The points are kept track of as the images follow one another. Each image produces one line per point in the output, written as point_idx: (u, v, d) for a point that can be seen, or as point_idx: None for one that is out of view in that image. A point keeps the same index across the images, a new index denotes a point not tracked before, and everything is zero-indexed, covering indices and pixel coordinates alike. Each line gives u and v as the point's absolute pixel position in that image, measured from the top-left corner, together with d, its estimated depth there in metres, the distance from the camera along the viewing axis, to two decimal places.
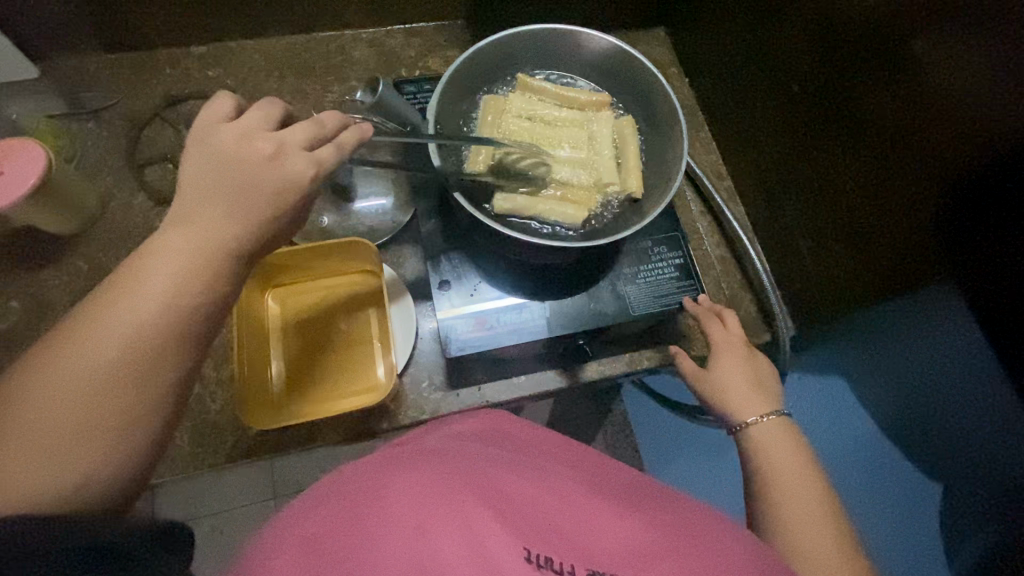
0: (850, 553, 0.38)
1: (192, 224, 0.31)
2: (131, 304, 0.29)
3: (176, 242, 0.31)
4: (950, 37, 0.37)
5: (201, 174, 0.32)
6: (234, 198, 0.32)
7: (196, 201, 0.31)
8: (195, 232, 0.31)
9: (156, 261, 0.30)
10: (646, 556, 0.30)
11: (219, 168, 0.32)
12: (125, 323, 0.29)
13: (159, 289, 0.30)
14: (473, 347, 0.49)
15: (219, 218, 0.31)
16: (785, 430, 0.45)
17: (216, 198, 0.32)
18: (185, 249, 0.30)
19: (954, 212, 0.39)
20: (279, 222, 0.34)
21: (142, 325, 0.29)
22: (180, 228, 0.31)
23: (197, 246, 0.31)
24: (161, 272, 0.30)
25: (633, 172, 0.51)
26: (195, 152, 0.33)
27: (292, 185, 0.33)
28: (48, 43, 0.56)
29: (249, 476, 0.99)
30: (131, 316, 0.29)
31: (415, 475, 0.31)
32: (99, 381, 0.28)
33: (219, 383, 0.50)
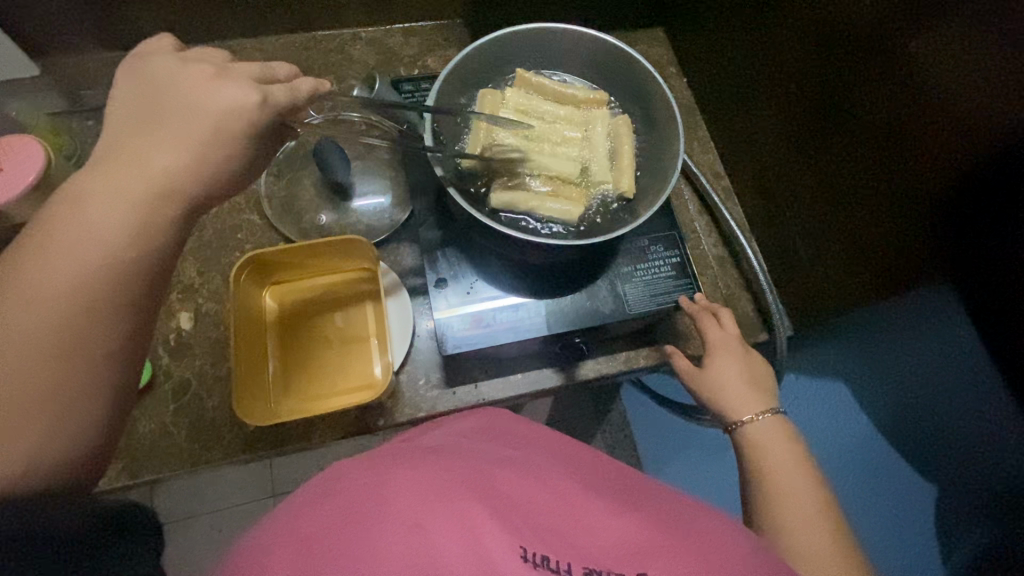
0: (845, 551, 0.38)
1: (122, 177, 0.31)
2: (66, 261, 0.29)
3: (125, 202, 0.31)
4: (945, 36, 0.37)
5: (138, 139, 0.32)
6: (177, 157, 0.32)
7: (148, 163, 0.32)
8: (123, 185, 0.31)
9: (101, 220, 0.30)
10: (642, 552, 0.31)
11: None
12: (62, 280, 0.29)
13: (97, 244, 0.30)
14: (469, 344, 0.49)
15: (155, 171, 0.32)
16: (779, 427, 0.45)
17: (159, 156, 0.32)
18: (123, 205, 0.31)
19: (949, 210, 0.39)
20: None
21: (83, 280, 0.30)
22: (129, 187, 0.31)
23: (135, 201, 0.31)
24: (107, 233, 0.30)
25: (625, 171, 0.51)
26: (133, 117, 0.33)
27: None
28: (48, 42, 0.56)
29: (247, 474, 1.00)
30: (66, 272, 0.29)
31: (413, 472, 0.31)
32: (54, 347, 0.29)
33: (216, 379, 0.50)
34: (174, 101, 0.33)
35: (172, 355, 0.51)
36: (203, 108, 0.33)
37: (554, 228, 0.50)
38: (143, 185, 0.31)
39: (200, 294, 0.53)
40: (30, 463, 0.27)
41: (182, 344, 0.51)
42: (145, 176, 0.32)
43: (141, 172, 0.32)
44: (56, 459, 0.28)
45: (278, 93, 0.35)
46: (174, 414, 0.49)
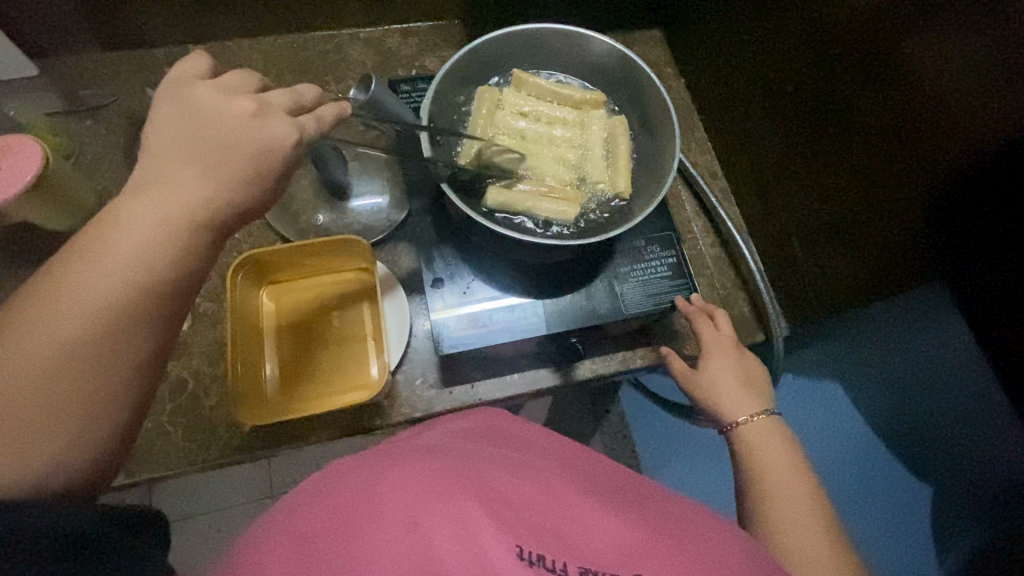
0: (839, 552, 0.38)
1: (157, 200, 0.31)
2: (85, 280, 0.29)
3: (145, 218, 0.30)
4: (943, 36, 0.37)
5: (178, 163, 0.32)
6: (211, 180, 0.32)
7: (171, 179, 0.32)
8: (159, 210, 0.31)
9: (125, 238, 0.30)
10: (637, 553, 0.31)
11: (213, 159, 0.32)
12: (82, 297, 0.29)
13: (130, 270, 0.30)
14: (465, 344, 0.49)
15: (191, 197, 0.31)
16: (774, 427, 0.45)
17: (195, 181, 0.32)
18: (158, 231, 0.31)
19: (947, 211, 0.39)
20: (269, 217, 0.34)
21: (114, 305, 0.29)
22: (152, 203, 0.31)
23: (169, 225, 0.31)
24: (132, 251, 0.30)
25: (621, 172, 0.51)
26: (173, 136, 0.32)
27: (268, 169, 0.33)
28: (47, 42, 0.57)
29: (245, 473, 1.00)
30: (94, 295, 0.29)
31: (410, 471, 0.31)
32: (72, 364, 0.28)
33: (214, 379, 0.50)
34: (175, 100, 0.33)
35: (169, 355, 0.51)
36: (192, 108, 0.33)
37: (550, 228, 0.50)
38: (179, 210, 0.31)
39: (198, 294, 0.53)
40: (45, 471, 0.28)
41: (180, 343, 0.51)
42: (182, 201, 0.31)
43: (177, 195, 0.31)
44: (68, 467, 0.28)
45: (280, 95, 0.36)
46: (171, 415, 0.49)
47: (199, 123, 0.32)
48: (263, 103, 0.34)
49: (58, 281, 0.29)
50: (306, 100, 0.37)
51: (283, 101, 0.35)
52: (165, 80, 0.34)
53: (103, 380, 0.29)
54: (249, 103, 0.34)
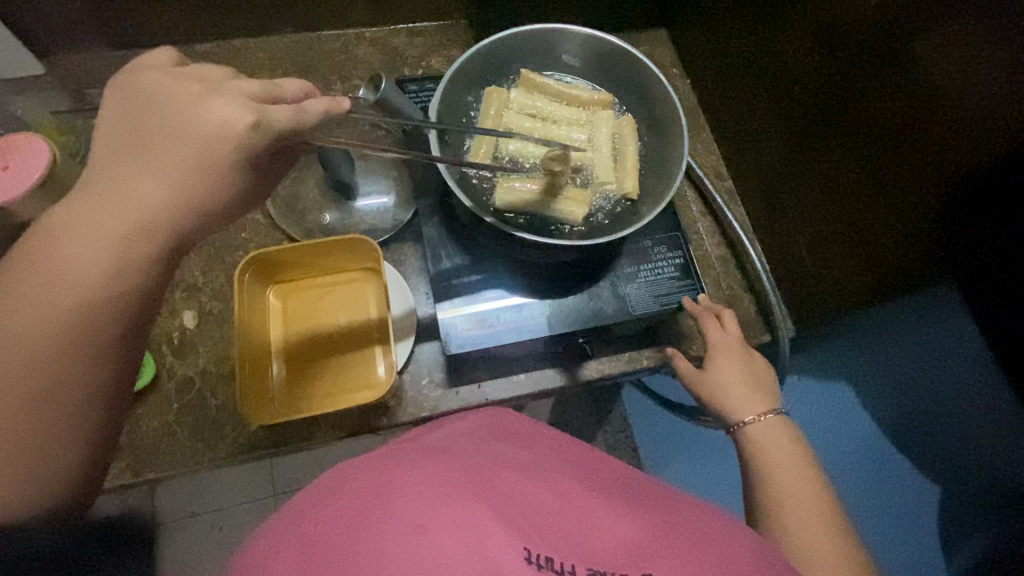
0: (849, 552, 0.38)
1: (104, 206, 0.30)
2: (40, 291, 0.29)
3: (95, 223, 0.29)
4: (948, 38, 0.37)
5: (119, 168, 0.30)
6: (156, 181, 0.30)
7: (122, 179, 0.30)
8: (94, 224, 0.29)
9: (74, 245, 0.29)
10: (646, 554, 0.30)
11: (187, 152, 0.30)
12: (38, 310, 0.29)
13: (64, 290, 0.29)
14: (472, 344, 0.49)
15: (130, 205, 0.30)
16: (781, 427, 0.45)
17: (137, 185, 0.30)
18: (100, 243, 0.29)
19: (953, 211, 0.39)
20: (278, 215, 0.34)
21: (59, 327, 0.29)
22: (101, 207, 0.30)
23: (109, 236, 0.29)
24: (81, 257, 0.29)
25: (629, 172, 0.51)
26: (123, 137, 0.31)
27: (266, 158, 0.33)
28: (54, 39, 0.57)
29: (248, 473, 1.00)
30: (49, 309, 0.29)
31: (417, 474, 0.31)
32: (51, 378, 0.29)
33: (220, 378, 0.50)
34: (136, 94, 0.32)
35: (175, 353, 0.51)
36: (155, 102, 0.31)
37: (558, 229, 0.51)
38: (120, 220, 0.29)
39: (204, 293, 0.53)
40: None
41: (185, 342, 0.51)
42: (121, 209, 0.30)
43: (115, 205, 0.30)
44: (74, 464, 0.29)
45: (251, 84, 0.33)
46: (177, 413, 0.49)
47: (165, 115, 0.31)
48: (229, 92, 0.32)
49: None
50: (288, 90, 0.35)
51: (252, 88, 0.33)
52: (127, 70, 0.33)
53: (56, 400, 0.29)
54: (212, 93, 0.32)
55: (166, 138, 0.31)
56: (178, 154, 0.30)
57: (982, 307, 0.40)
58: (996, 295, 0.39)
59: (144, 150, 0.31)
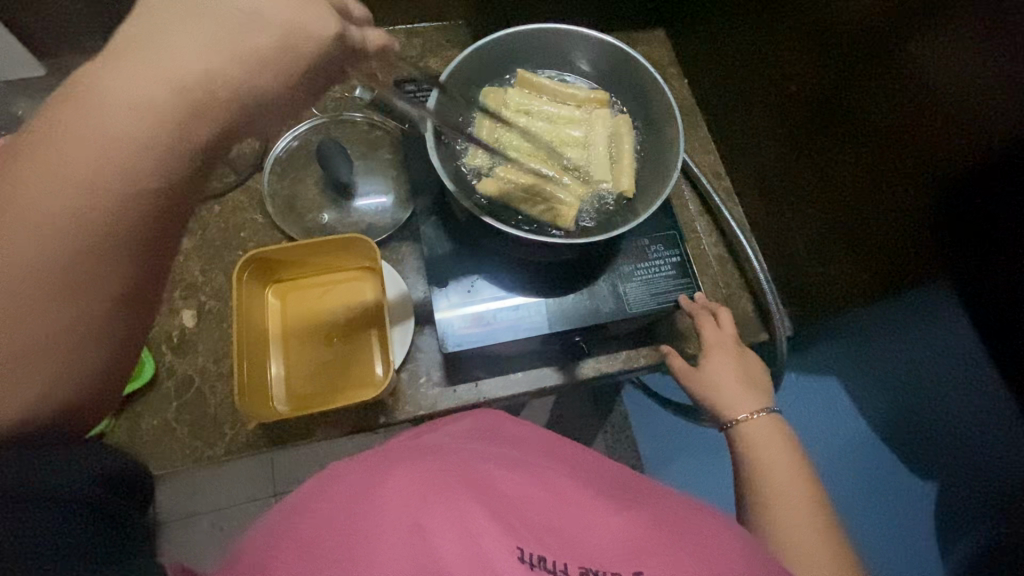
0: (840, 550, 0.38)
1: (145, 70, 0.25)
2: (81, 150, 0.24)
3: (128, 88, 0.25)
4: (943, 38, 0.37)
5: (169, 34, 0.26)
6: (201, 61, 0.26)
7: (168, 42, 0.26)
8: (139, 88, 0.25)
9: (110, 111, 0.25)
10: (638, 550, 0.31)
11: (225, 35, 0.27)
12: (80, 175, 0.24)
13: (81, 175, 0.24)
14: (470, 342, 0.49)
15: (172, 80, 0.26)
16: (776, 425, 0.45)
17: (179, 59, 0.26)
18: (124, 118, 0.25)
19: (947, 210, 0.39)
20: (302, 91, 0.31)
21: (79, 212, 0.24)
22: (142, 67, 0.25)
23: (145, 119, 0.25)
24: (120, 121, 0.25)
25: (625, 170, 0.51)
26: (163, 3, 0.27)
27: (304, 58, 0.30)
28: (55, 42, 0.57)
29: (251, 472, 1.00)
30: (79, 177, 0.24)
31: (414, 472, 0.31)
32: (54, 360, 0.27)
33: (219, 377, 0.51)
34: None
35: (175, 352, 0.51)
36: None
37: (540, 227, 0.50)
38: (164, 83, 0.26)
39: (203, 292, 0.54)
40: None
41: (185, 341, 0.52)
42: (151, 80, 0.25)
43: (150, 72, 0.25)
44: None
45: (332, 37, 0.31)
46: (176, 412, 0.49)
47: None
48: None
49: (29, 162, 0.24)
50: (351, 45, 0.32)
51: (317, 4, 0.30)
52: None
53: None
54: None
55: (228, 20, 0.28)
56: (221, 40, 0.27)
57: (978, 307, 0.40)
58: (990, 296, 0.39)
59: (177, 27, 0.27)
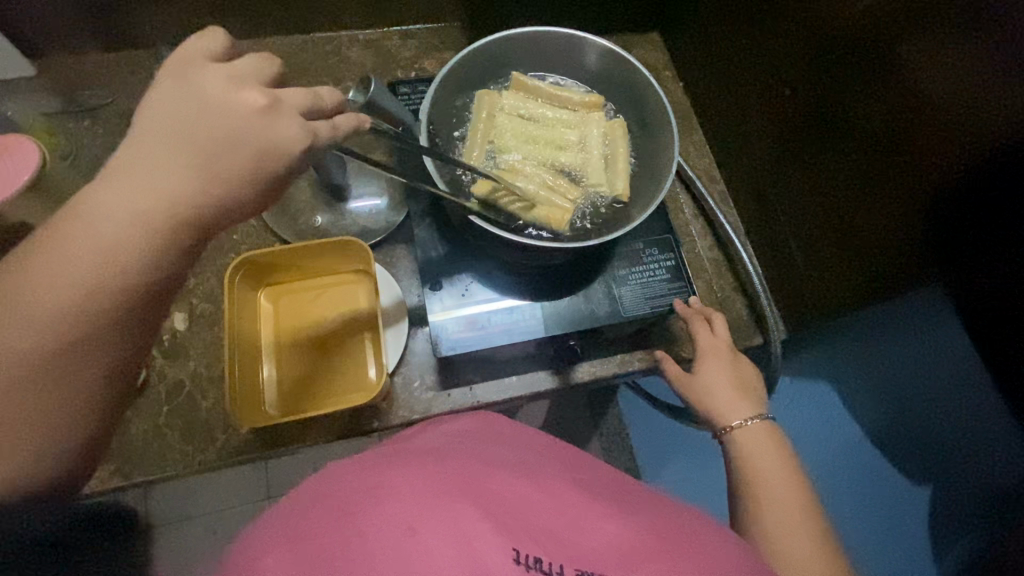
0: (835, 555, 0.38)
1: (127, 194, 0.27)
2: (64, 274, 0.26)
3: (110, 211, 0.27)
4: (937, 42, 0.37)
5: (159, 155, 0.27)
6: (184, 183, 0.27)
7: (157, 162, 0.27)
8: (116, 212, 0.27)
9: (90, 234, 0.26)
10: (633, 556, 0.31)
11: (205, 159, 0.28)
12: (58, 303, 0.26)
13: (38, 315, 0.26)
14: (464, 346, 0.49)
15: (149, 200, 0.27)
16: (770, 431, 0.45)
17: (157, 180, 0.27)
18: (107, 246, 0.27)
19: (940, 214, 0.39)
20: (273, 194, 0.30)
21: (29, 355, 0.26)
22: (126, 189, 0.27)
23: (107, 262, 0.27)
24: (101, 248, 0.26)
25: (620, 174, 0.51)
26: (160, 122, 0.28)
27: (281, 167, 0.29)
28: (45, 42, 0.56)
29: (245, 475, 1.00)
30: (58, 303, 0.26)
31: (407, 476, 0.31)
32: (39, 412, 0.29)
33: (211, 381, 0.50)
34: (193, 104, 0.28)
35: (165, 356, 0.51)
36: (201, 105, 0.28)
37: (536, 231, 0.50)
38: (141, 209, 0.27)
39: (195, 295, 0.53)
40: (38, 471, 0.28)
41: (176, 345, 0.51)
42: (137, 201, 0.27)
43: (116, 213, 0.27)
44: (59, 464, 0.28)
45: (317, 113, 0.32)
46: (168, 416, 0.49)
47: (201, 106, 0.28)
48: (274, 97, 0.29)
49: (21, 281, 0.26)
50: (326, 104, 0.32)
51: (299, 95, 0.31)
52: (177, 52, 0.29)
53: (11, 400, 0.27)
54: (259, 94, 0.29)
55: (210, 139, 0.28)
56: (201, 173, 0.28)
57: (972, 308, 0.40)
58: (984, 298, 0.39)
59: (161, 149, 0.27)
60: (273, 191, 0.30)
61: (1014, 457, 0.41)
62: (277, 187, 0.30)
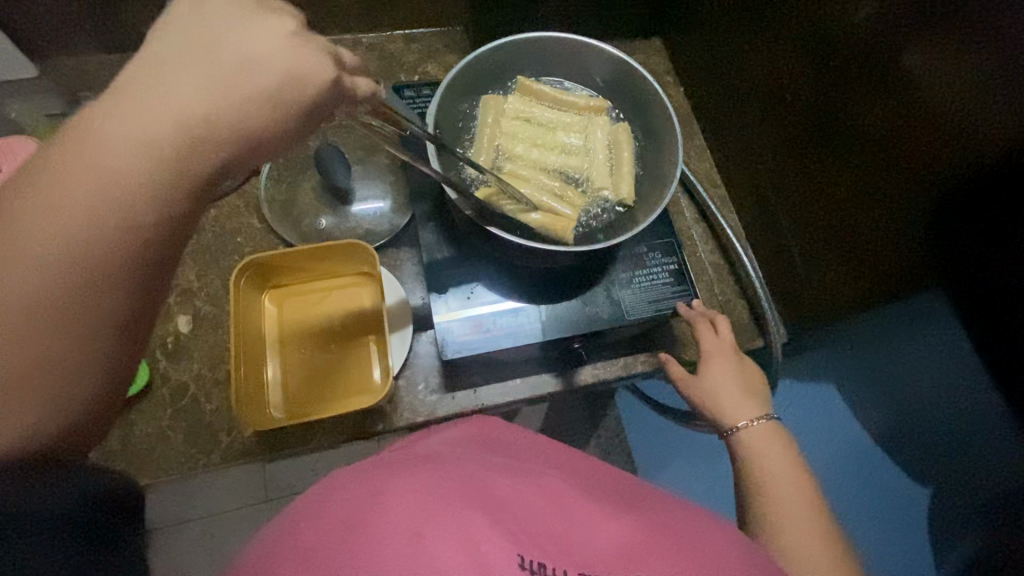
0: (839, 555, 0.38)
1: (126, 120, 0.22)
2: (49, 218, 0.21)
3: (106, 139, 0.22)
4: (938, 50, 0.38)
5: (173, 77, 0.23)
6: (202, 113, 0.23)
7: (169, 86, 0.23)
8: (113, 142, 0.22)
9: (81, 168, 0.22)
10: (639, 557, 0.31)
11: (227, 88, 0.24)
12: (48, 252, 0.21)
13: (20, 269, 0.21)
14: (469, 349, 0.49)
15: (155, 128, 0.22)
16: (775, 432, 0.45)
17: (169, 104, 0.23)
18: (101, 184, 0.22)
19: (940, 219, 0.40)
20: (299, 133, 0.27)
21: (12, 319, 0.21)
22: (123, 116, 0.22)
23: (107, 205, 0.22)
24: (98, 184, 0.22)
25: (625, 178, 0.52)
26: (172, 45, 0.24)
27: (311, 99, 0.26)
28: (48, 44, 0.56)
29: (243, 479, 0.99)
30: (46, 255, 0.21)
31: (414, 478, 0.31)
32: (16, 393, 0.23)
33: (215, 383, 0.50)
34: (208, 27, 0.24)
35: (169, 358, 0.50)
36: (218, 30, 0.24)
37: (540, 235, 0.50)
38: (143, 138, 0.22)
39: (199, 297, 0.53)
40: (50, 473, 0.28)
41: (180, 348, 0.51)
42: (150, 129, 0.22)
43: (120, 146, 0.22)
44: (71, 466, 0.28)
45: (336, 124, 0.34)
46: (171, 419, 0.48)
47: (219, 29, 0.24)
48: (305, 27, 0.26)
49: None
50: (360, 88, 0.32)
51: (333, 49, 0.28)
52: None
53: None
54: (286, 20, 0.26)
55: (233, 64, 0.24)
56: (219, 99, 0.23)
57: (970, 312, 0.41)
58: (981, 302, 0.39)
59: (167, 71, 0.23)
60: (301, 130, 0.27)
61: (1014, 457, 0.42)
62: (301, 125, 0.26)
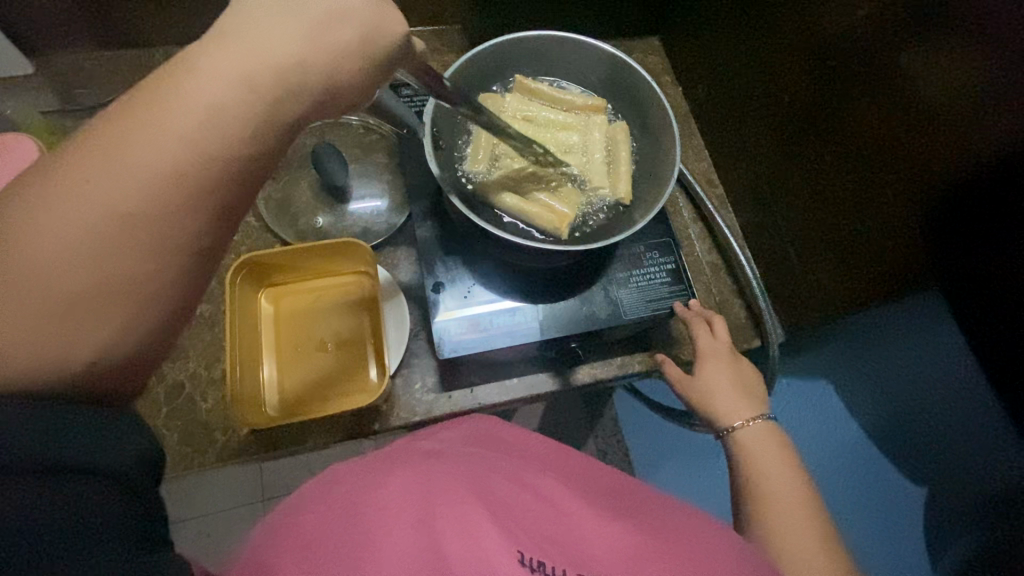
0: (836, 555, 0.38)
1: (234, 56, 0.26)
2: (166, 126, 0.24)
3: (215, 71, 0.26)
4: (937, 52, 0.38)
5: (265, 29, 0.27)
6: (292, 51, 0.27)
7: (263, 32, 0.27)
8: (220, 74, 0.26)
9: (191, 92, 0.25)
10: (638, 556, 0.31)
11: (305, 37, 0.28)
12: (161, 153, 0.24)
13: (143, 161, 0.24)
14: (466, 348, 0.49)
15: (259, 64, 0.26)
16: (770, 432, 0.45)
17: (267, 47, 0.27)
18: (214, 103, 0.25)
19: (938, 222, 0.40)
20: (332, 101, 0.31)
21: (125, 210, 0.24)
22: (225, 53, 0.26)
23: (217, 123, 0.25)
24: (206, 104, 0.25)
25: (622, 177, 0.52)
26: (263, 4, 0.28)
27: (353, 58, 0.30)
28: (44, 40, 0.56)
29: (237, 478, 0.99)
30: (162, 155, 0.24)
31: (412, 476, 0.31)
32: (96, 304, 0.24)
33: (211, 382, 0.50)
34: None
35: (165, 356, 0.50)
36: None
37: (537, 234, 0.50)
38: (240, 71, 0.26)
39: None
40: None
41: (176, 346, 0.51)
42: (251, 67, 0.26)
43: (209, 102, 0.25)
44: None
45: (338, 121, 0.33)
46: (166, 417, 0.48)
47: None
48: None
49: (113, 137, 0.24)
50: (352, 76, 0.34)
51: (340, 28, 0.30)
52: None
53: None
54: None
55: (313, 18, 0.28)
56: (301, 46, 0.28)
57: (968, 313, 0.40)
58: (979, 303, 0.39)
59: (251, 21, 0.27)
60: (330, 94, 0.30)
61: (1011, 456, 0.42)
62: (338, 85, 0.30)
